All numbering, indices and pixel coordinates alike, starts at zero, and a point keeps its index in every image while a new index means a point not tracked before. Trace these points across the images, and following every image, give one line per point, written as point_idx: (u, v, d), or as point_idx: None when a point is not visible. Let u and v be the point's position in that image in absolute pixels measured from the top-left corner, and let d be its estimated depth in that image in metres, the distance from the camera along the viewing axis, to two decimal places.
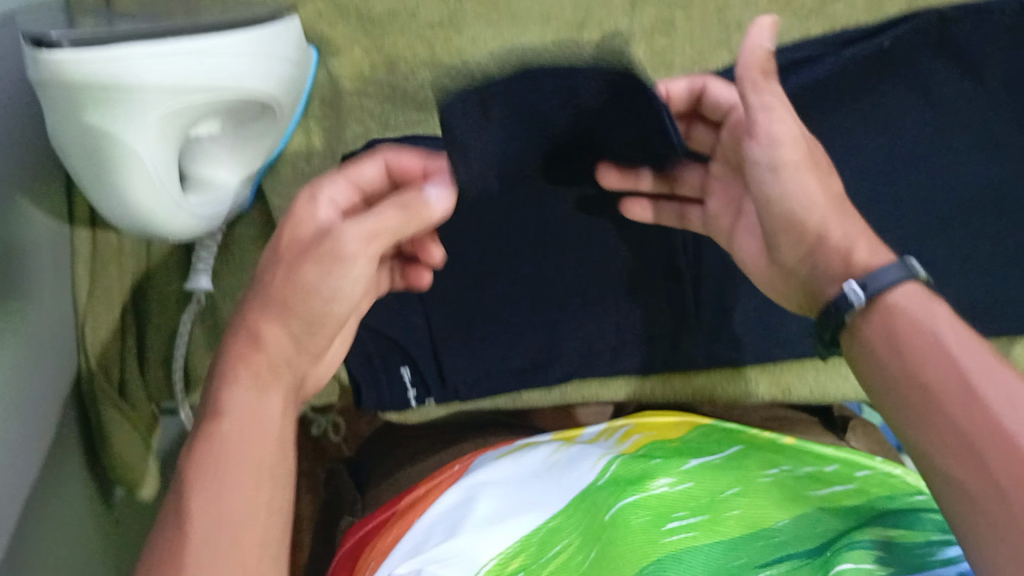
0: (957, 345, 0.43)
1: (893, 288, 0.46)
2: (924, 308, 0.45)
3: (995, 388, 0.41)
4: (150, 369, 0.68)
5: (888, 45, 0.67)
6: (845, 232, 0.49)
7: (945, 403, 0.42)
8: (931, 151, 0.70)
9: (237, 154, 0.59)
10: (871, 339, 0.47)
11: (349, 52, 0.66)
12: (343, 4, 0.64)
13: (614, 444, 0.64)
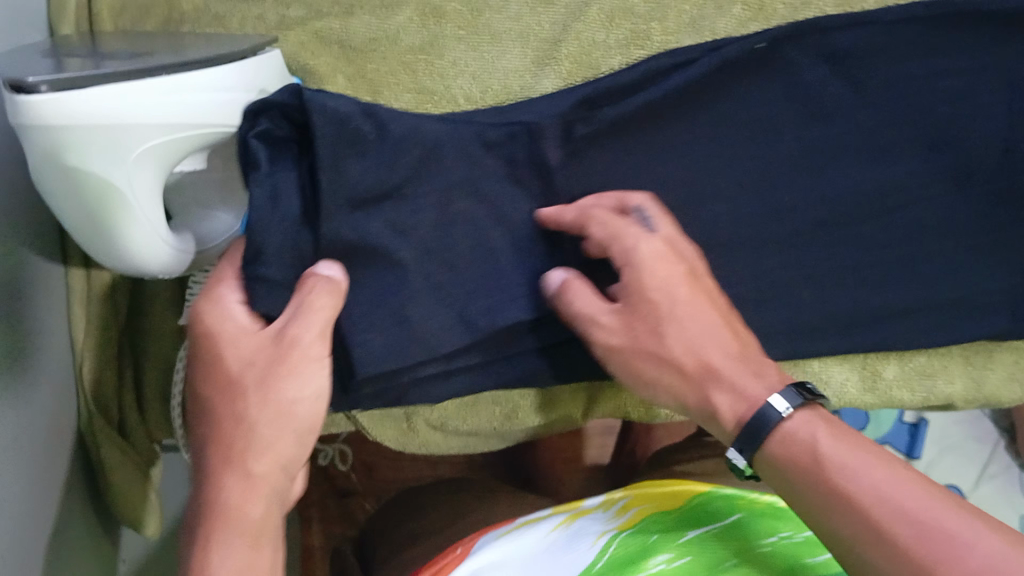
0: (852, 474, 0.48)
1: (791, 415, 0.51)
2: (815, 427, 0.51)
3: (864, 493, 0.47)
4: (150, 408, 0.66)
5: (763, 43, 0.63)
6: (703, 388, 0.55)
7: (851, 490, 0.47)
8: (917, 143, 0.67)
9: (226, 186, 0.60)
10: (779, 463, 0.51)
11: (333, 80, 0.66)
12: (326, 33, 0.66)
13: (609, 519, 0.66)
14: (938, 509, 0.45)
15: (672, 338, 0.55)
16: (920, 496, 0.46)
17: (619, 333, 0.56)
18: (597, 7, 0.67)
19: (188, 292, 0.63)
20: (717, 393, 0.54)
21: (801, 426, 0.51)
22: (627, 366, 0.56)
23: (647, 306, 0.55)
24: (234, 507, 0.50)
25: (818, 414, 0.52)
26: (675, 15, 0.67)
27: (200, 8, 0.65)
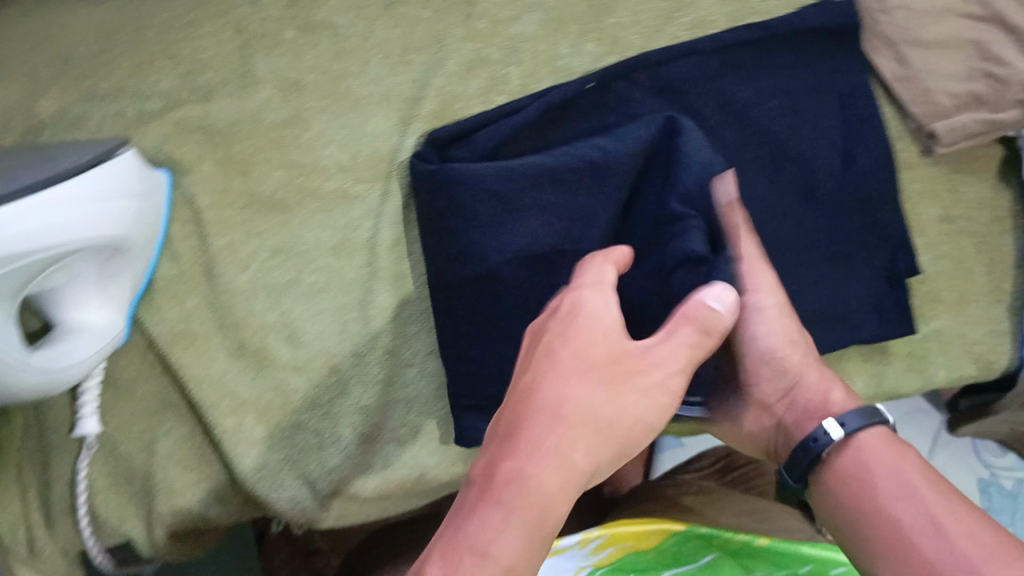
0: (914, 497, 0.52)
1: (862, 429, 0.56)
2: (891, 451, 0.55)
3: (918, 516, 0.52)
4: (57, 522, 0.65)
5: (590, 86, 0.65)
6: (818, 378, 0.61)
7: (914, 539, 0.51)
8: (786, 149, 0.66)
9: (96, 290, 0.61)
10: (839, 475, 0.56)
11: (201, 166, 0.66)
12: (185, 121, 0.66)
13: (588, 553, 0.67)
14: (956, 530, 0.50)
15: (800, 336, 0.62)
16: (936, 508, 0.52)
17: (771, 298, 0.61)
18: (455, 61, 0.67)
19: (78, 402, 0.63)
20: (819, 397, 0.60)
21: (855, 451, 0.56)
22: (755, 343, 0.62)
23: (798, 322, 0.62)
24: (547, 490, 0.43)
25: (882, 431, 0.56)
26: (533, 56, 0.68)
27: (59, 112, 0.65)
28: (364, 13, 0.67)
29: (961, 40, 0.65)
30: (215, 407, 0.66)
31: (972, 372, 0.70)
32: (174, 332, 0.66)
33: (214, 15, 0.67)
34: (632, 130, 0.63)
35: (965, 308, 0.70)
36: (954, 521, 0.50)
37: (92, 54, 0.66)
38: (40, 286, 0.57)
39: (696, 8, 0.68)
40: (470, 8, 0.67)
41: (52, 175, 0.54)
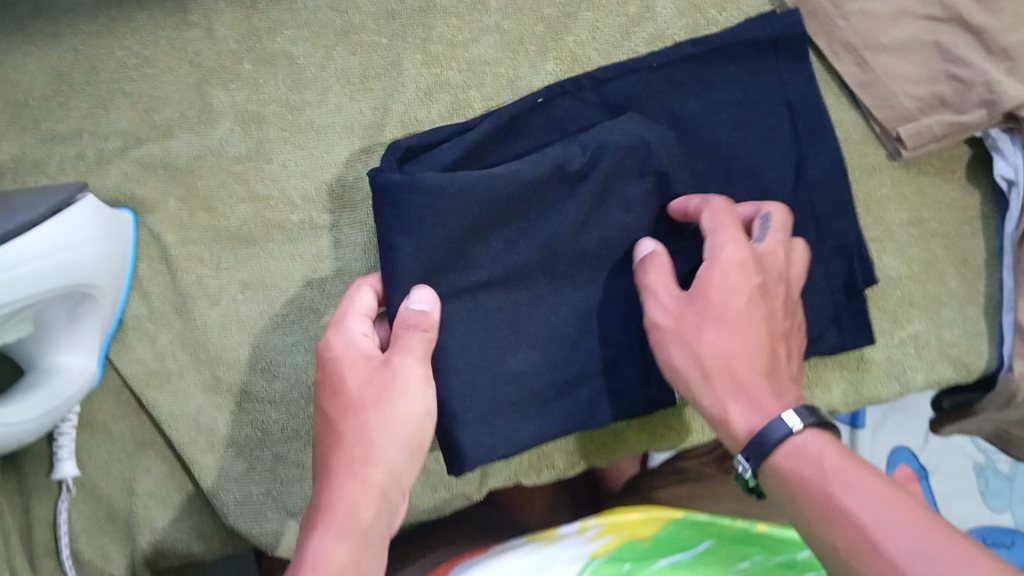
0: (834, 504, 0.44)
1: (795, 435, 0.48)
2: (821, 450, 0.47)
3: (858, 496, 0.44)
4: (38, 566, 0.63)
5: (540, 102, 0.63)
6: (716, 400, 0.52)
7: (849, 550, 0.43)
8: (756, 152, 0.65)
9: (64, 335, 0.60)
10: (781, 472, 0.47)
11: (164, 204, 0.66)
12: (148, 160, 0.66)
13: (581, 547, 0.60)
14: (875, 509, 0.43)
15: (722, 337, 0.52)
16: (873, 492, 0.43)
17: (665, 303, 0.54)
18: (414, 87, 0.67)
19: (55, 444, 0.63)
20: (714, 416, 0.52)
21: (795, 454, 0.47)
22: (658, 353, 0.54)
23: (721, 295, 0.52)
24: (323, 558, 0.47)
25: (828, 435, 0.48)
26: (493, 79, 0.67)
27: (17, 157, 0.66)
28: (321, 42, 0.67)
29: (922, 43, 0.65)
30: (193, 443, 0.65)
31: (951, 374, 0.69)
32: (144, 372, 0.65)
33: (168, 53, 0.66)
34: (621, 123, 0.60)
35: (939, 311, 0.69)
36: (894, 524, 0.42)
37: (49, 96, 0.66)
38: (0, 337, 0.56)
39: (652, 22, 0.68)
40: (426, 31, 0.67)
41: (9, 231, 0.53)
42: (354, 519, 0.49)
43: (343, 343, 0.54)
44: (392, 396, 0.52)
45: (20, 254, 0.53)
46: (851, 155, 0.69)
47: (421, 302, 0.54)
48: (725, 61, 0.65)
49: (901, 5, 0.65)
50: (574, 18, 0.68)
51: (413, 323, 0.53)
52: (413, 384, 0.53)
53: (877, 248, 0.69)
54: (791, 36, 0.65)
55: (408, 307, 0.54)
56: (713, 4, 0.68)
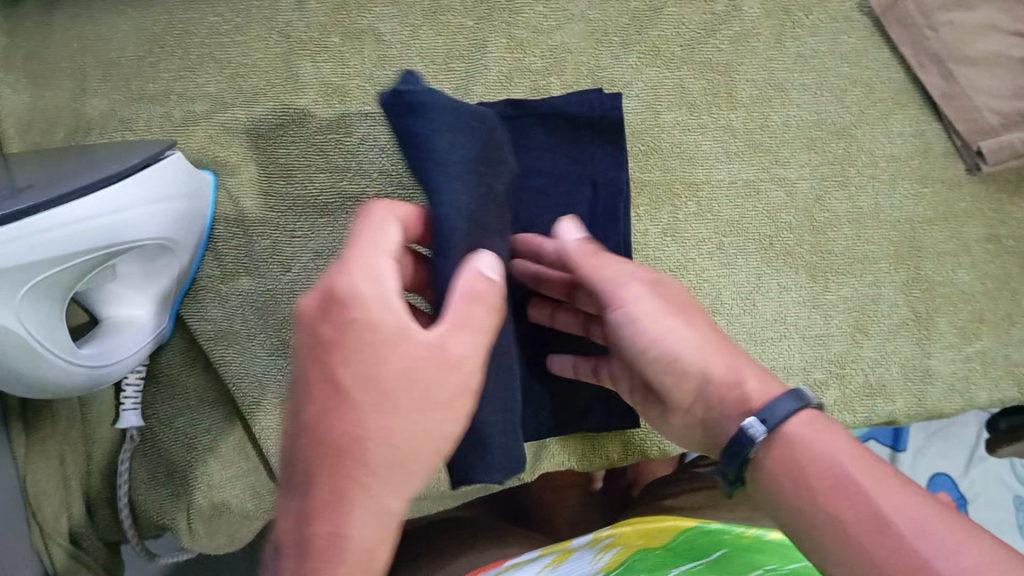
0: (851, 489, 0.39)
1: (791, 417, 0.43)
2: (827, 439, 0.42)
3: (863, 506, 0.39)
4: (98, 511, 0.67)
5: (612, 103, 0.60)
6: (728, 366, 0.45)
7: (865, 541, 0.38)
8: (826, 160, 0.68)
9: (141, 289, 0.60)
10: (783, 468, 0.42)
11: (246, 168, 0.67)
12: (231, 125, 0.67)
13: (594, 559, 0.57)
14: (872, 483, 0.40)
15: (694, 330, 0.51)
16: (873, 482, 0.40)
17: (637, 290, 0.46)
18: (497, 69, 0.67)
19: (122, 394, 0.64)
20: (725, 382, 0.45)
21: (788, 443, 0.42)
22: None
23: (672, 297, 0.47)
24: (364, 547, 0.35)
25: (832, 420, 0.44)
26: (575, 67, 0.68)
27: (106, 114, 0.67)
28: (409, 21, 0.68)
29: (1011, 58, 0.65)
30: (257, 404, 0.65)
31: (1016, 393, 0.68)
32: (212, 332, 0.65)
33: (259, 22, 0.68)
34: None
35: (1009, 329, 0.68)
36: (881, 487, 0.39)
37: (140, 57, 0.68)
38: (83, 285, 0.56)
39: (738, 20, 0.69)
40: (513, 16, 0.68)
41: (104, 178, 0.53)
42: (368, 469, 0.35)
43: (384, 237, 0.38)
44: (415, 352, 0.36)
45: (116, 201, 0.53)
46: (929, 167, 0.69)
47: (490, 264, 0.39)
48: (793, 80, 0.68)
49: (990, 18, 0.66)
50: (660, 12, 0.68)
51: (479, 289, 0.38)
52: (452, 349, 0.37)
53: (951, 261, 0.68)
54: None
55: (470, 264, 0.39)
56: (801, 7, 0.69)
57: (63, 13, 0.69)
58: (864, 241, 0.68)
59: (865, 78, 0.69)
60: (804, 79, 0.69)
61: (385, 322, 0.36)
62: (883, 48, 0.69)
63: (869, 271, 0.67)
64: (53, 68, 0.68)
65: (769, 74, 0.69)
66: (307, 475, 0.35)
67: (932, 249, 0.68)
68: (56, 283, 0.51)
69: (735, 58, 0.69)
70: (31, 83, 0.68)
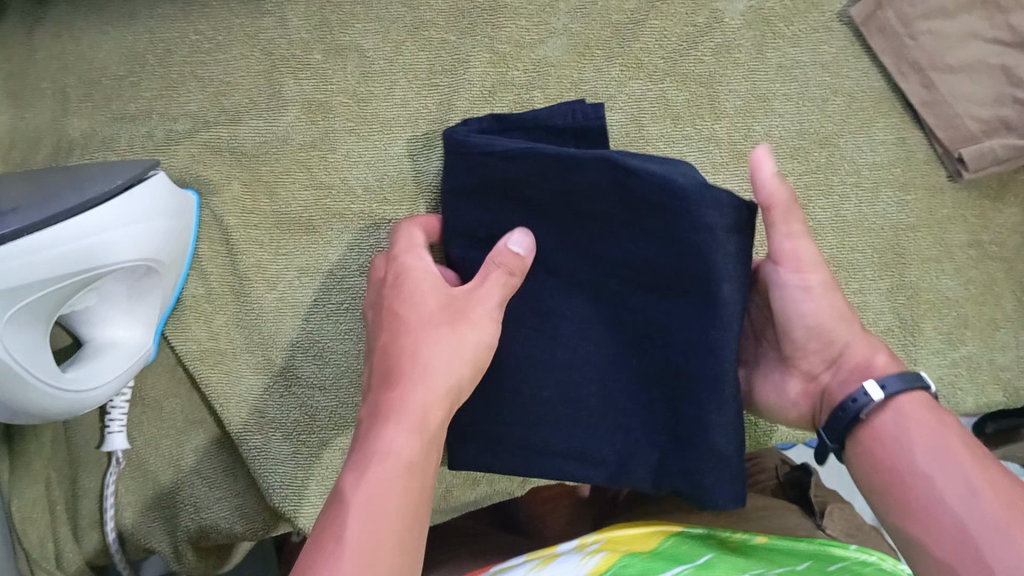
0: (939, 455, 0.45)
1: (901, 395, 0.48)
2: (936, 417, 0.47)
3: (954, 477, 0.44)
4: (83, 535, 0.66)
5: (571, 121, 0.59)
6: (865, 350, 0.51)
7: (954, 510, 0.43)
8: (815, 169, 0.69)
9: (125, 310, 0.60)
10: (877, 436, 0.48)
11: (229, 187, 0.67)
12: (215, 143, 0.67)
13: (588, 556, 0.53)
14: (972, 465, 0.44)
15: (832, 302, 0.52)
16: (974, 468, 0.44)
17: (819, 276, 0.50)
18: (479, 85, 0.68)
19: (107, 417, 0.63)
20: (863, 360, 0.51)
21: (894, 415, 0.47)
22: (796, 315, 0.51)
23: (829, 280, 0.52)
24: (392, 455, 0.42)
25: (937, 406, 0.48)
26: (557, 81, 0.68)
27: (88, 133, 0.67)
28: (391, 37, 0.68)
29: (989, 65, 0.66)
30: (244, 426, 0.64)
31: (1002, 399, 0.68)
32: (199, 352, 0.65)
33: (240, 40, 0.67)
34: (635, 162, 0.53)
35: (993, 333, 0.69)
36: (983, 474, 0.44)
37: (121, 75, 0.67)
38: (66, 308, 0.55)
39: (721, 32, 0.69)
40: (495, 30, 0.68)
41: (87, 201, 0.53)
42: (423, 419, 0.44)
43: (424, 269, 0.52)
44: (457, 325, 0.48)
45: (100, 225, 0.53)
46: (913, 175, 0.69)
47: (518, 245, 0.51)
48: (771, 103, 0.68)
49: (969, 27, 0.66)
50: (641, 24, 0.69)
51: (506, 262, 0.51)
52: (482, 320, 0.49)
53: (935, 267, 0.69)
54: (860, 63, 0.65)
55: (504, 247, 0.51)
56: (782, 18, 0.69)
57: (44, 31, 0.68)
58: (850, 249, 0.68)
59: (847, 87, 0.69)
60: (786, 89, 0.69)
61: (434, 300, 0.50)
62: (864, 57, 0.70)
63: (854, 278, 0.68)
64: (34, 87, 0.67)
65: (751, 83, 0.69)
66: (375, 416, 0.45)
67: (917, 254, 0.68)
68: (40, 307, 0.51)
69: (718, 69, 0.69)
70: (11, 105, 0.67)
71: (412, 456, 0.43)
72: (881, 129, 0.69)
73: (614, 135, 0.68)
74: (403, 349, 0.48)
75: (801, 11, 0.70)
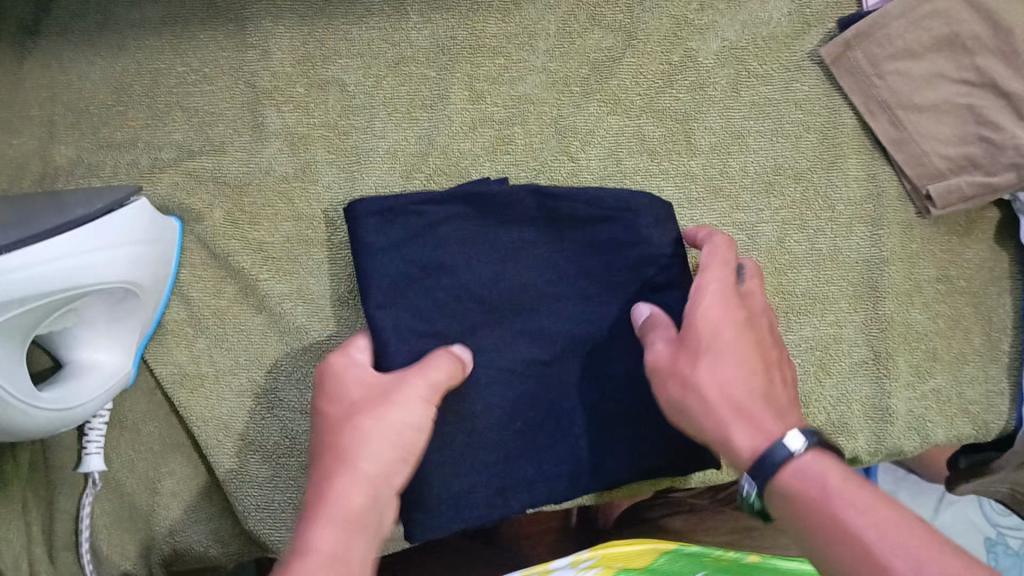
0: (849, 526, 0.41)
1: (798, 454, 0.46)
2: (826, 471, 0.45)
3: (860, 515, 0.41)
4: (58, 558, 0.65)
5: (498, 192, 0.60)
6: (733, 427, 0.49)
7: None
8: (787, 203, 0.70)
9: (105, 334, 0.60)
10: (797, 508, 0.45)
11: (211, 214, 0.68)
12: (199, 171, 0.68)
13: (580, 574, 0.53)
14: (881, 518, 0.41)
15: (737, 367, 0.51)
16: (873, 521, 0.41)
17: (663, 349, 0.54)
18: (459, 120, 0.69)
19: (85, 439, 0.64)
20: (719, 439, 0.50)
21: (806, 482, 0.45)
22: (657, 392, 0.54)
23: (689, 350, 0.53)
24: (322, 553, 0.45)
25: (834, 457, 0.46)
26: (536, 116, 0.70)
27: (75, 161, 0.68)
28: (372, 71, 0.69)
29: (956, 105, 0.67)
30: (220, 447, 0.65)
31: (971, 432, 0.70)
32: (181, 374, 0.66)
33: (226, 72, 0.69)
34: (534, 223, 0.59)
35: (962, 367, 0.70)
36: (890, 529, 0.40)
37: (108, 104, 0.69)
38: (48, 328, 0.56)
39: (695, 70, 0.71)
40: (474, 67, 0.70)
41: (66, 223, 0.54)
42: (349, 509, 0.47)
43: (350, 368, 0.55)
44: (381, 411, 0.51)
45: (85, 247, 0.54)
46: (886, 212, 0.70)
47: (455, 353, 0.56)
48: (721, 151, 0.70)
49: (936, 68, 0.68)
50: (618, 62, 0.70)
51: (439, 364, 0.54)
52: (392, 415, 0.51)
53: (905, 301, 0.70)
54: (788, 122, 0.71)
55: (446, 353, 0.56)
56: (755, 56, 0.71)
57: (33, 62, 0.69)
58: (824, 282, 0.69)
59: (819, 124, 0.71)
60: (760, 125, 0.71)
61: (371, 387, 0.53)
62: (834, 95, 0.71)
63: (829, 310, 0.69)
64: (22, 115, 0.69)
65: (726, 120, 0.71)
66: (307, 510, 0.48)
67: (889, 288, 0.70)
68: (19, 326, 0.52)
69: (693, 106, 0.70)
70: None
71: (341, 551, 0.45)
72: (852, 165, 0.71)
73: (594, 169, 0.69)
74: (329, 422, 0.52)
75: (775, 50, 0.71)
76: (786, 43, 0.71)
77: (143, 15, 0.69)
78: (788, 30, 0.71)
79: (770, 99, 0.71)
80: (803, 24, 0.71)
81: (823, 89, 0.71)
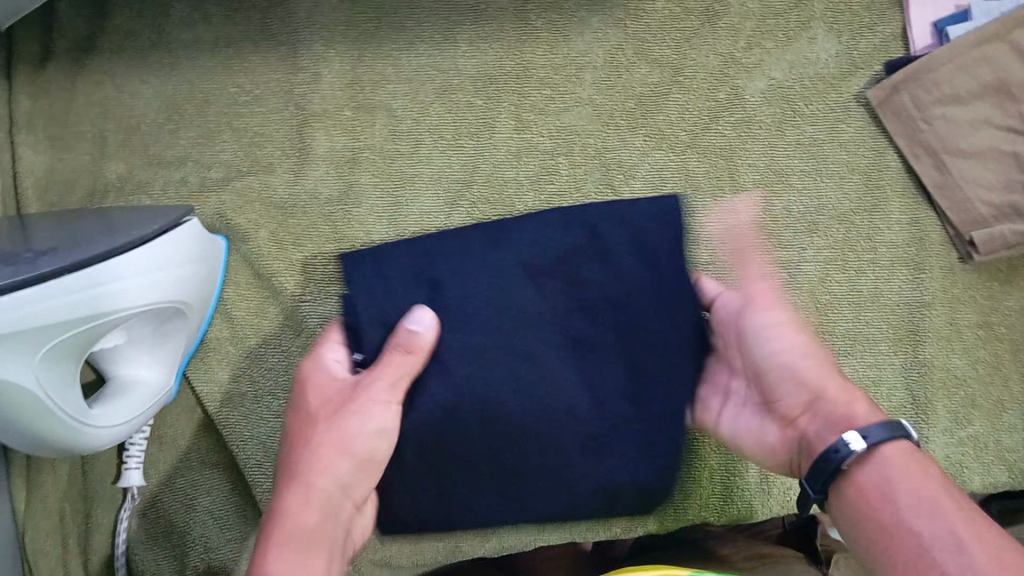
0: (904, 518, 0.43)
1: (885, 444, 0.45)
2: (908, 471, 0.44)
3: (937, 527, 0.42)
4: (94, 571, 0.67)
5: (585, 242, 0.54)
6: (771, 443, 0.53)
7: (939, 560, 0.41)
8: (828, 242, 0.70)
9: (150, 353, 0.61)
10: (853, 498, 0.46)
11: (257, 234, 0.69)
12: (247, 192, 0.69)
13: None
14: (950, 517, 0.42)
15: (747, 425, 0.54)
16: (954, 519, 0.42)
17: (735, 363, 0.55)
18: (505, 149, 0.70)
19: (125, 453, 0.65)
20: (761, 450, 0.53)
21: (876, 467, 0.45)
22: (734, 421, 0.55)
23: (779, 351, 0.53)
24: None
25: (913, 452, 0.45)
26: (581, 149, 0.70)
27: (124, 177, 0.69)
28: (419, 98, 0.70)
29: (999, 151, 0.67)
30: (259, 467, 0.66)
31: (1006, 480, 0.69)
32: (220, 394, 0.67)
33: (276, 93, 0.70)
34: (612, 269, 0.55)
35: (1000, 415, 0.70)
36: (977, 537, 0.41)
37: (160, 123, 0.70)
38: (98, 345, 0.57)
39: (741, 108, 0.71)
40: (521, 98, 0.70)
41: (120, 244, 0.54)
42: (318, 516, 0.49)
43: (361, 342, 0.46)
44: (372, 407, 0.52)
45: (139, 268, 0.55)
46: (928, 255, 0.71)
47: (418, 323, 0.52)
48: (763, 188, 0.71)
49: (981, 114, 0.68)
50: (665, 97, 0.71)
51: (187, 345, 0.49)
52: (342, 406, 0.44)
53: (944, 345, 0.70)
54: (832, 163, 0.71)
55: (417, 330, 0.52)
56: (801, 96, 0.71)
57: (86, 77, 0.70)
58: (864, 323, 0.69)
59: (863, 165, 0.71)
60: (804, 165, 0.71)
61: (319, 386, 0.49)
62: (878, 136, 0.71)
63: (868, 352, 0.69)
64: (72, 129, 0.70)
65: (770, 158, 0.71)
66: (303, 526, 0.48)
67: (929, 332, 0.70)
68: (70, 344, 0.52)
69: (738, 143, 0.71)
70: (50, 145, 0.69)
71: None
72: (895, 207, 0.71)
73: None
74: (324, 420, 0.51)
75: (820, 91, 0.71)
76: (832, 84, 0.72)
77: (195, 35, 0.70)
78: (834, 72, 0.72)
79: (816, 138, 0.71)
80: (849, 65, 0.72)
81: (868, 131, 0.71)
